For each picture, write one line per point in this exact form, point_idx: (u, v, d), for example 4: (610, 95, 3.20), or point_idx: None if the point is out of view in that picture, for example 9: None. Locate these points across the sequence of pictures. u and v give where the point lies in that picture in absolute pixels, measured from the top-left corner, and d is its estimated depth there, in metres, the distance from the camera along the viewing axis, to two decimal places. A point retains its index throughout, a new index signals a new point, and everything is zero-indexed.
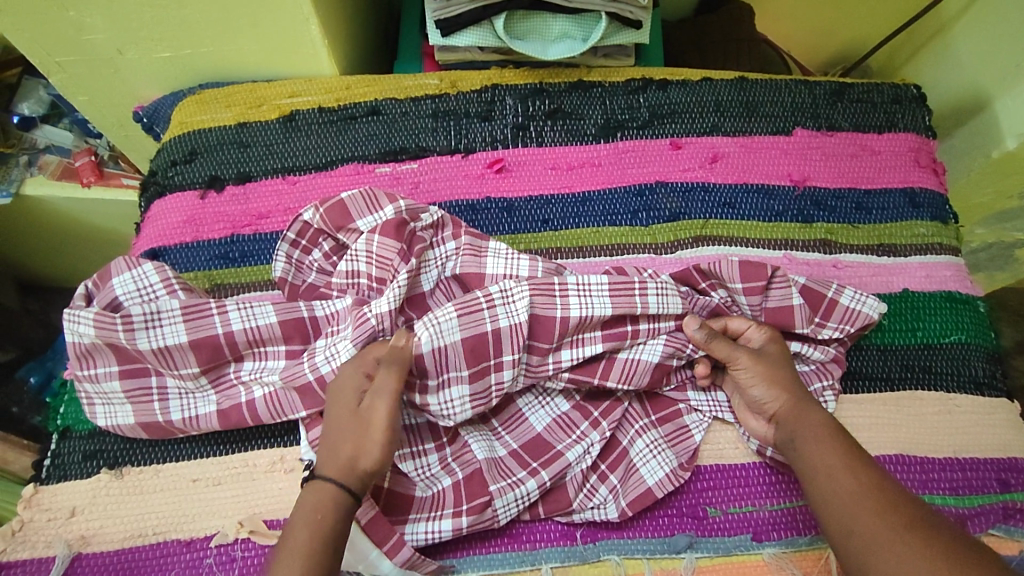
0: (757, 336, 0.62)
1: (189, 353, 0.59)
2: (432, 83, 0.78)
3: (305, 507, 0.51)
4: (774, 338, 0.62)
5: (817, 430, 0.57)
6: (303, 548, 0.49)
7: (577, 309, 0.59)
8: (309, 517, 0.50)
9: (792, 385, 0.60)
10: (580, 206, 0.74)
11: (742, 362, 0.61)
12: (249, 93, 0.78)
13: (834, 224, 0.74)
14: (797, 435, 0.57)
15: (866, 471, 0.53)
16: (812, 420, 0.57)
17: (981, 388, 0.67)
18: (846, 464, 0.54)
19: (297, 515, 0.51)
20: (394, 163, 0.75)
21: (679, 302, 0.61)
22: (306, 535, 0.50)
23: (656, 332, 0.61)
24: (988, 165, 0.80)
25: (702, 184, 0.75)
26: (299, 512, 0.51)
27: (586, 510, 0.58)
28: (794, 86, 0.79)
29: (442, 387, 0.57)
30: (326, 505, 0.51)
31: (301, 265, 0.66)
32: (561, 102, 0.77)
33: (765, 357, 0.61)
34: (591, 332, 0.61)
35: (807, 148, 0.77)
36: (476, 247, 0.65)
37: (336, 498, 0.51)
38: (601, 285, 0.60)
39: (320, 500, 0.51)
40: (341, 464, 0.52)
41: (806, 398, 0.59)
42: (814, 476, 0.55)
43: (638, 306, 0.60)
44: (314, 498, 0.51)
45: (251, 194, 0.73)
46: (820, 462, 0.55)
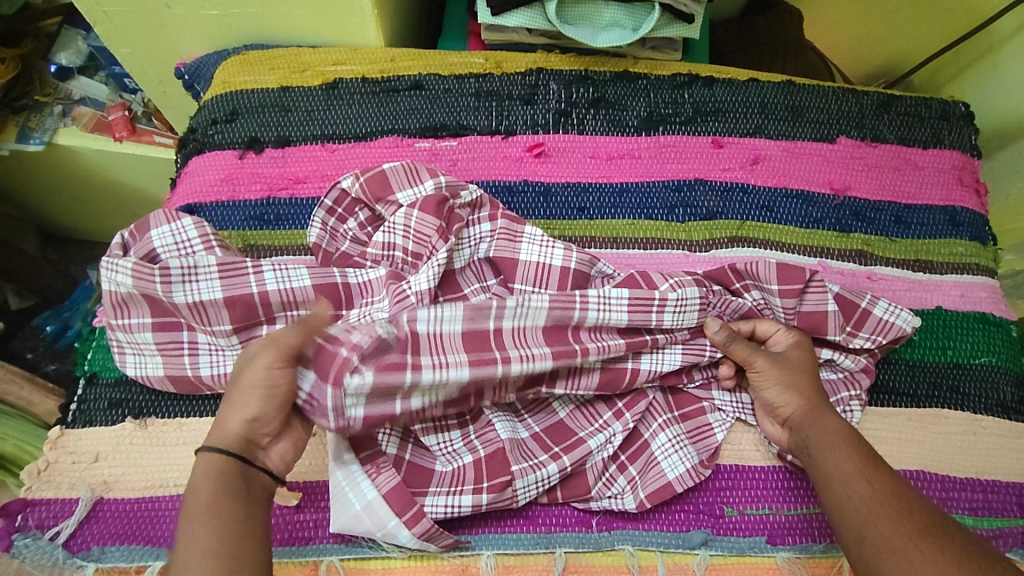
0: (783, 344, 0.62)
1: (223, 311, 0.58)
2: (477, 61, 0.78)
3: (199, 504, 0.47)
4: (800, 345, 0.62)
5: (824, 434, 0.56)
6: (203, 516, 0.46)
7: (594, 314, 0.59)
8: (200, 491, 0.48)
9: (812, 392, 0.59)
10: (617, 197, 0.73)
11: (766, 371, 0.60)
12: (293, 58, 0.78)
13: (872, 236, 0.73)
14: (811, 441, 0.57)
15: (882, 479, 0.53)
16: (825, 423, 0.57)
17: (1007, 412, 0.66)
18: (857, 467, 0.53)
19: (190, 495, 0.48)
20: (433, 139, 0.75)
21: (695, 317, 0.61)
22: (202, 536, 0.46)
23: (674, 340, 0.61)
24: None
25: (742, 185, 0.74)
26: (189, 494, 0.48)
27: (603, 499, 0.58)
28: (841, 94, 0.79)
29: (444, 366, 0.55)
30: (215, 478, 0.48)
31: (336, 233, 0.66)
32: (605, 92, 0.77)
33: (791, 364, 0.60)
34: (611, 338, 0.60)
35: (850, 157, 0.76)
36: (511, 231, 0.63)
37: (224, 470, 0.49)
38: (621, 300, 0.59)
39: (203, 477, 0.48)
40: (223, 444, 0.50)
41: (821, 398, 0.59)
42: (829, 483, 0.54)
43: (653, 322, 0.60)
44: (200, 475, 0.49)
45: (289, 158, 0.73)
46: (835, 468, 0.54)
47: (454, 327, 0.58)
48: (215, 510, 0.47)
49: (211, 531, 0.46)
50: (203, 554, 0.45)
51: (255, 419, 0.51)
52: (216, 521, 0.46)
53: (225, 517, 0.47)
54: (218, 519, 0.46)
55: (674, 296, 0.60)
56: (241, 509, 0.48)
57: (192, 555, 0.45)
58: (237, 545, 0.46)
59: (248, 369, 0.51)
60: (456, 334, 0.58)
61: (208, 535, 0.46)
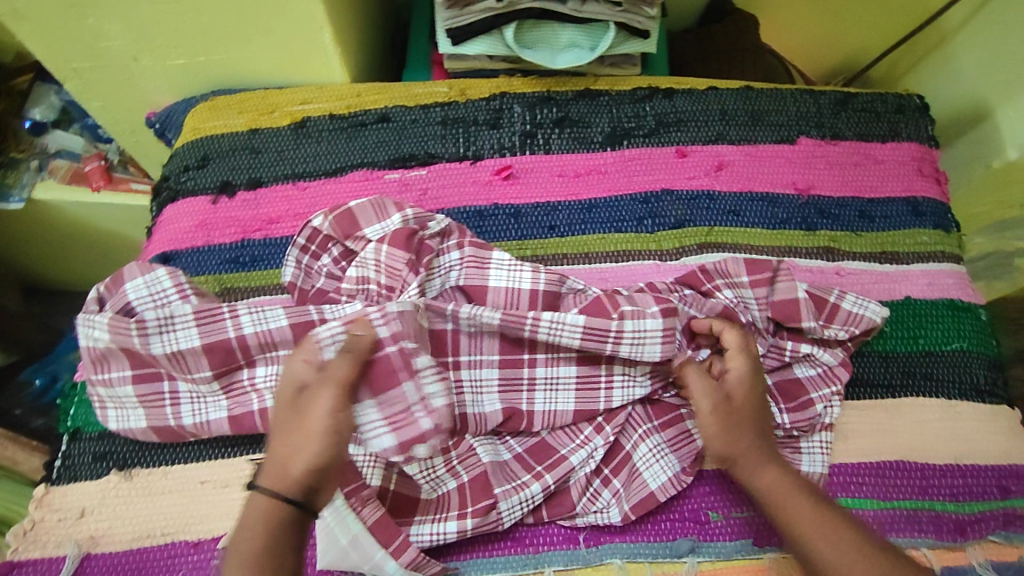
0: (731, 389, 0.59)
1: (202, 357, 0.59)
2: (441, 91, 0.80)
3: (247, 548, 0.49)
4: (747, 389, 0.59)
5: (777, 489, 0.55)
6: (246, 563, 0.48)
7: (545, 335, 0.59)
8: (251, 534, 0.49)
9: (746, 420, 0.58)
10: (587, 213, 0.74)
11: (707, 420, 0.57)
12: (261, 100, 0.79)
13: (838, 232, 0.74)
14: (754, 475, 0.56)
15: (828, 505, 0.54)
16: (773, 476, 0.56)
17: (981, 395, 0.67)
18: (822, 520, 0.53)
19: (239, 532, 0.50)
20: (402, 170, 0.76)
21: (657, 349, 0.60)
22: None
23: (631, 373, 0.62)
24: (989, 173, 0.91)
25: (708, 192, 0.76)
26: (243, 524, 0.50)
27: (589, 514, 0.59)
28: (799, 96, 0.81)
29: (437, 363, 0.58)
30: (263, 522, 0.50)
31: (311, 271, 0.67)
32: (568, 111, 0.79)
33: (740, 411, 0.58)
34: (564, 361, 0.62)
35: (811, 157, 0.78)
36: (479, 258, 0.64)
37: (275, 512, 0.50)
38: (574, 326, 0.59)
39: (262, 516, 0.50)
40: (279, 477, 0.51)
41: (768, 444, 0.57)
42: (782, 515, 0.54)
43: (608, 350, 0.60)
44: (260, 511, 0.50)
45: (262, 199, 0.74)
46: (785, 499, 0.54)
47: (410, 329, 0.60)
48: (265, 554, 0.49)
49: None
50: None
51: (314, 468, 0.51)
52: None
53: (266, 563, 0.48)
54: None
55: (630, 327, 0.59)
56: (283, 561, 0.49)
57: None
58: None
59: (311, 413, 0.51)
60: None
61: None
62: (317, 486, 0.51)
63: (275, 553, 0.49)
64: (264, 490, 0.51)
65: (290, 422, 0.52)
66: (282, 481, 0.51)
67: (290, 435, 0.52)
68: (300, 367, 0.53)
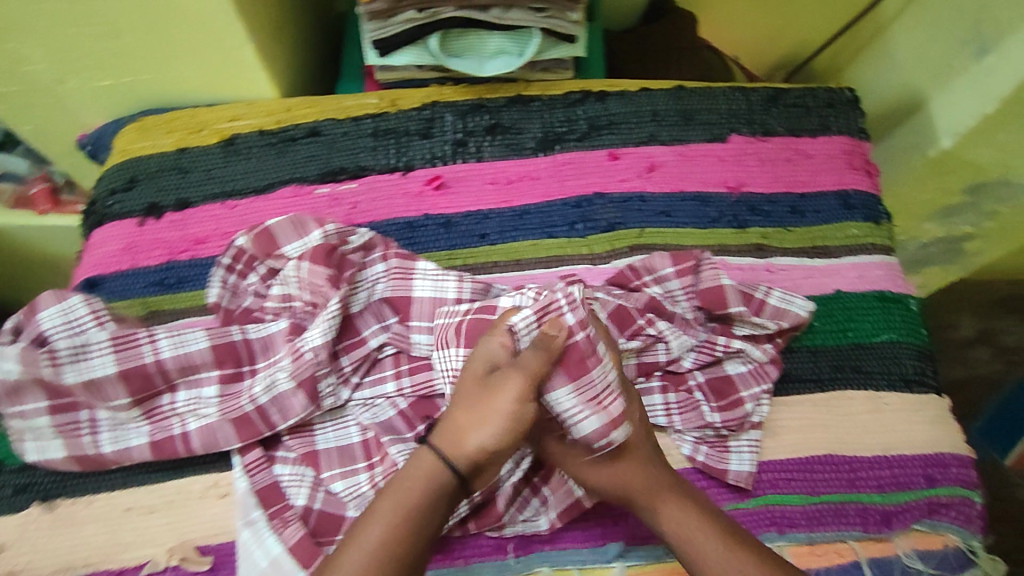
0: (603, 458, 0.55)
1: (119, 385, 0.59)
2: (372, 102, 0.80)
3: (388, 506, 0.51)
4: (631, 419, 0.56)
5: (683, 519, 0.54)
6: (391, 518, 0.50)
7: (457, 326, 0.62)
8: (405, 489, 0.51)
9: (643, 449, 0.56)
10: (518, 220, 0.74)
11: (589, 454, 0.56)
12: (190, 119, 0.78)
13: (769, 228, 0.74)
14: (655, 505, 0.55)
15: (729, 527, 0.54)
16: (674, 515, 0.54)
17: (910, 385, 0.68)
18: (726, 553, 0.52)
19: (393, 482, 0.52)
20: (332, 184, 0.75)
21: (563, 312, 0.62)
22: (378, 530, 0.50)
23: None
24: (924, 163, 0.92)
25: (639, 194, 0.76)
26: (405, 472, 0.52)
27: (517, 523, 0.59)
28: (730, 94, 0.81)
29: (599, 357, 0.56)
30: (421, 478, 0.51)
31: (238, 290, 0.67)
32: (500, 117, 0.79)
33: (621, 478, 0.55)
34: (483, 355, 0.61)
35: (743, 154, 0.77)
36: (403, 270, 0.65)
37: (438, 477, 0.51)
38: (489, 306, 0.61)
39: (423, 476, 0.51)
40: (453, 443, 0.52)
41: (665, 485, 0.55)
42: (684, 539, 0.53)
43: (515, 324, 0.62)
44: (422, 470, 0.52)
45: (190, 219, 0.73)
46: (687, 523, 0.54)
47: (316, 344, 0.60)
48: (410, 513, 0.50)
49: (375, 529, 0.50)
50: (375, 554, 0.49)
51: (490, 446, 0.51)
52: (393, 530, 0.50)
53: (400, 530, 0.50)
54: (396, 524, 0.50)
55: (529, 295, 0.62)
56: (417, 528, 0.50)
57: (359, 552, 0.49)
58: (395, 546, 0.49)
59: (495, 395, 0.51)
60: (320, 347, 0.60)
61: (383, 536, 0.49)
62: (483, 461, 0.52)
63: (415, 522, 0.50)
64: (427, 450, 0.52)
65: (477, 394, 0.52)
66: (452, 449, 0.52)
67: (474, 408, 0.51)
68: (495, 350, 0.53)
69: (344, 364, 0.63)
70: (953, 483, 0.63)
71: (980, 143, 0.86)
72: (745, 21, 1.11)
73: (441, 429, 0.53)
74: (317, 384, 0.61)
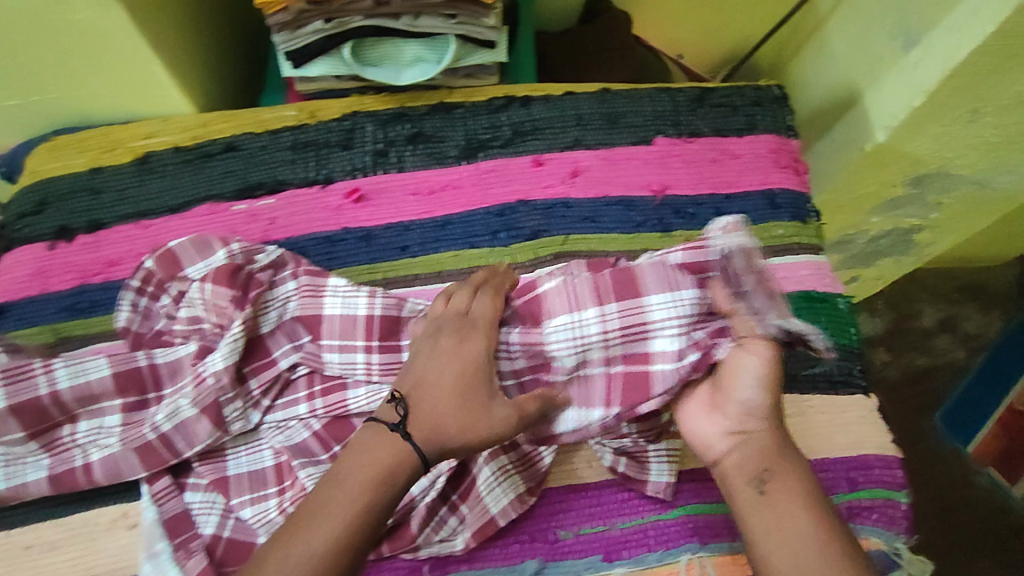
0: (747, 421, 0.55)
1: (9, 419, 0.57)
2: (291, 114, 0.78)
3: (348, 487, 0.51)
4: (766, 390, 0.54)
5: (792, 499, 0.52)
6: (353, 506, 0.50)
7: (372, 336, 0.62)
8: (359, 471, 0.51)
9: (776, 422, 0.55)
10: (440, 230, 0.73)
11: (749, 409, 0.55)
12: (103, 137, 0.76)
13: (693, 231, 0.74)
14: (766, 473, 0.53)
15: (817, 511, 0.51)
16: (791, 495, 0.52)
17: (834, 386, 0.67)
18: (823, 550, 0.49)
19: (350, 457, 0.53)
20: (250, 200, 0.74)
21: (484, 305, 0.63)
22: (339, 513, 0.50)
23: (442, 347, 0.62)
24: (863, 157, 0.88)
25: (563, 200, 0.74)
26: (358, 448, 0.53)
27: (432, 545, 0.58)
28: (655, 95, 0.80)
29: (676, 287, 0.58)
30: (373, 465, 0.52)
31: (150, 313, 0.65)
32: (422, 126, 0.77)
33: (749, 446, 0.55)
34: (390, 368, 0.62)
35: (668, 156, 0.76)
36: (314, 287, 0.63)
37: (382, 464, 0.52)
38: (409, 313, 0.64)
39: (374, 455, 0.52)
40: (428, 428, 0.53)
41: (790, 468, 0.54)
42: (770, 511, 0.52)
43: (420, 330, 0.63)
44: (376, 451, 0.53)
45: (103, 241, 0.71)
46: (787, 500, 0.52)
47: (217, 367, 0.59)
48: (371, 496, 0.51)
49: (334, 521, 0.49)
50: (340, 532, 0.49)
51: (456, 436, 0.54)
52: (356, 506, 0.50)
53: (357, 508, 0.50)
54: (361, 501, 0.50)
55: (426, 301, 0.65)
56: (377, 510, 0.51)
57: (326, 526, 0.49)
58: (356, 526, 0.49)
59: (486, 408, 0.54)
60: (222, 371, 0.59)
61: (344, 525, 0.49)
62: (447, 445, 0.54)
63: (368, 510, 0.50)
64: (389, 439, 0.53)
65: (468, 399, 0.54)
66: (427, 434, 0.53)
67: (462, 411, 0.54)
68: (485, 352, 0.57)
69: (253, 389, 0.62)
70: (875, 484, 0.64)
71: (913, 137, 0.84)
72: (686, 17, 1.10)
73: (416, 416, 0.54)
74: (222, 410, 0.60)
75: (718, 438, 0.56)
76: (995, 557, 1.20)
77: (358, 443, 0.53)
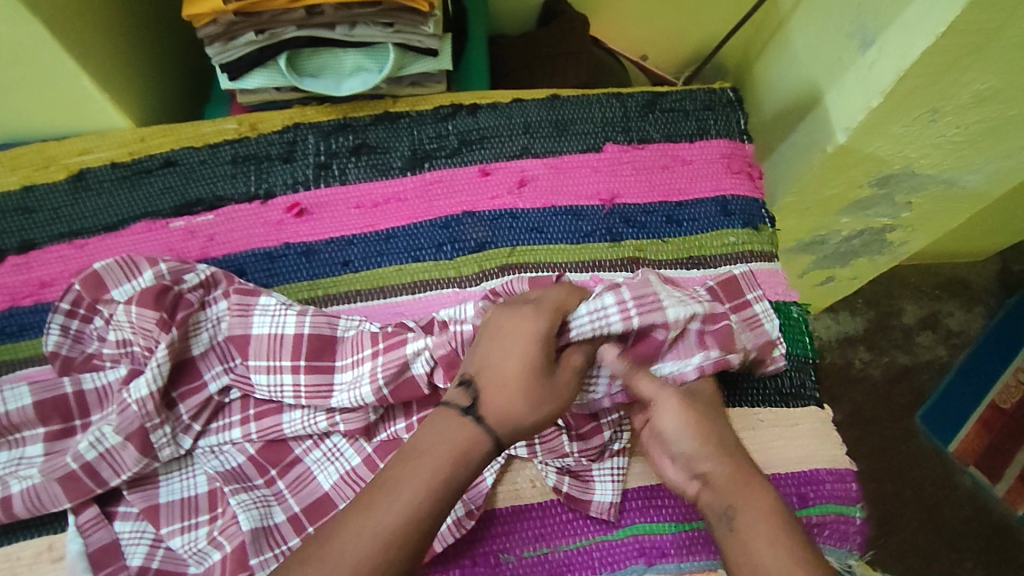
0: (704, 462, 0.56)
1: None
2: (231, 127, 0.75)
3: (415, 467, 0.50)
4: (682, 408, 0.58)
5: (756, 512, 0.53)
6: (417, 489, 0.48)
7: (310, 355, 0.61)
8: (430, 453, 0.50)
9: (726, 447, 0.57)
10: (383, 244, 0.71)
11: (687, 448, 0.57)
12: (36, 154, 0.73)
13: (644, 240, 0.72)
14: (725, 497, 0.54)
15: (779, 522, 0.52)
16: (757, 534, 0.51)
17: (787, 399, 0.67)
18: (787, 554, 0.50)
19: (427, 435, 0.51)
20: (188, 217, 0.72)
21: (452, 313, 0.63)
22: (405, 497, 0.48)
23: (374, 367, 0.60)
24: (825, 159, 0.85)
25: (510, 211, 0.73)
26: (433, 429, 0.52)
27: None
28: (605, 101, 0.78)
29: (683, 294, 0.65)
30: (447, 448, 0.50)
31: (81, 336, 0.63)
32: (366, 137, 0.75)
33: (715, 485, 0.55)
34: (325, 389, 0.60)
35: (617, 164, 0.75)
36: (244, 306, 0.62)
37: (470, 442, 0.51)
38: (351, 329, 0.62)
39: (453, 432, 0.51)
40: (501, 411, 0.52)
41: (756, 486, 0.54)
42: (734, 529, 0.53)
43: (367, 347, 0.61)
44: (454, 428, 0.51)
45: (34, 262, 0.70)
46: (752, 514, 0.52)
47: (142, 393, 0.57)
48: (438, 480, 0.49)
49: (402, 500, 0.48)
50: (405, 514, 0.47)
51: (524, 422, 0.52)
52: (425, 489, 0.49)
53: (427, 487, 0.49)
54: (438, 481, 0.49)
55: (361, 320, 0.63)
56: (448, 492, 0.49)
57: (389, 508, 0.48)
58: (419, 510, 0.48)
59: (549, 396, 0.53)
60: (146, 397, 0.57)
61: (407, 508, 0.48)
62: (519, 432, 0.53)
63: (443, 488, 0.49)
64: (466, 421, 0.52)
65: (539, 387, 0.53)
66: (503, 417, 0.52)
67: (529, 398, 0.53)
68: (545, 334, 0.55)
69: (182, 414, 0.60)
70: (826, 500, 0.63)
71: (873, 138, 0.81)
72: (649, 16, 1.07)
73: (485, 400, 0.52)
74: (149, 436, 0.58)
75: (684, 480, 0.57)
76: (979, 558, 1.18)
77: (437, 425, 0.52)
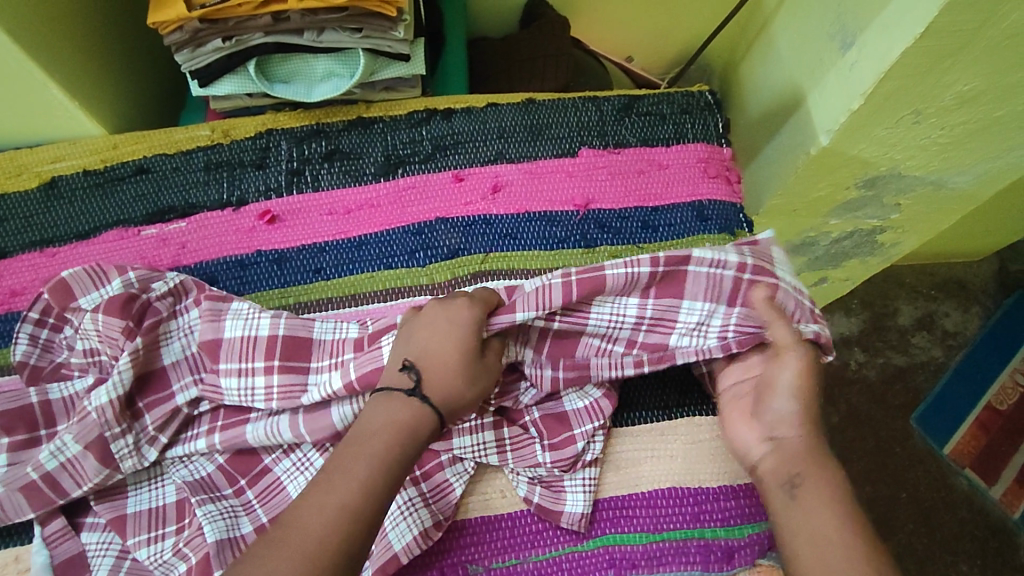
0: (783, 427, 0.57)
1: None
2: (204, 133, 0.75)
3: (369, 433, 0.52)
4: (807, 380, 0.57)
5: (827, 489, 0.54)
6: (376, 456, 0.51)
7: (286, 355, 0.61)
8: (380, 432, 0.52)
9: (815, 421, 0.57)
10: (355, 251, 0.70)
11: (783, 412, 0.57)
12: (8, 162, 0.73)
13: (618, 246, 0.72)
14: (793, 466, 0.55)
15: (841, 503, 0.53)
16: (820, 498, 0.54)
17: None
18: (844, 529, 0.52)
19: (373, 411, 0.54)
20: (160, 224, 0.71)
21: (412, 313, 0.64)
22: (364, 466, 0.51)
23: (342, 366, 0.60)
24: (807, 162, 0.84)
25: (484, 217, 0.72)
26: (378, 404, 0.54)
27: None
28: (580, 104, 0.77)
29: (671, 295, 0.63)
30: (388, 425, 0.53)
31: (51, 345, 0.63)
32: (339, 143, 0.75)
33: (784, 451, 0.56)
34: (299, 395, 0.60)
35: (592, 169, 0.74)
36: (212, 313, 0.61)
37: (405, 421, 0.53)
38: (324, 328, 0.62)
39: (398, 412, 0.53)
40: (442, 391, 0.54)
41: (829, 465, 0.55)
42: (787, 502, 0.55)
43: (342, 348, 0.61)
44: (396, 407, 0.53)
45: (6, 271, 0.70)
46: (818, 488, 0.54)
47: (102, 402, 0.57)
48: (388, 453, 0.51)
49: (359, 470, 0.51)
50: (363, 483, 0.50)
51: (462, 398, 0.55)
52: (380, 459, 0.51)
53: (380, 458, 0.51)
54: (392, 450, 0.52)
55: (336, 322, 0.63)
56: (401, 463, 0.52)
57: (355, 476, 0.50)
58: (377, 480, 0.51)
59: (483, 374, 0.56)
60: (107, 405, 0.57)
61: (366, 476, 0.50)
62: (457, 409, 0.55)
63: (393, 460, 0.52)
64: (404, 401, 0.54)
65: (469, 365, 0.55)
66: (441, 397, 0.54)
67: (464, 375, 0.55)
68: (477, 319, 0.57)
69: (147, 424, 0.60)
70: None
71: (857, 140, 0.80)
72: (633, 16, 1.06)
73: (427, 379, 0.54)
74: (110, 446, 0.58)
75: (754, 445, 0.58)
76: (975, 561, 1.17)
77: (376, 403, 0.54)
